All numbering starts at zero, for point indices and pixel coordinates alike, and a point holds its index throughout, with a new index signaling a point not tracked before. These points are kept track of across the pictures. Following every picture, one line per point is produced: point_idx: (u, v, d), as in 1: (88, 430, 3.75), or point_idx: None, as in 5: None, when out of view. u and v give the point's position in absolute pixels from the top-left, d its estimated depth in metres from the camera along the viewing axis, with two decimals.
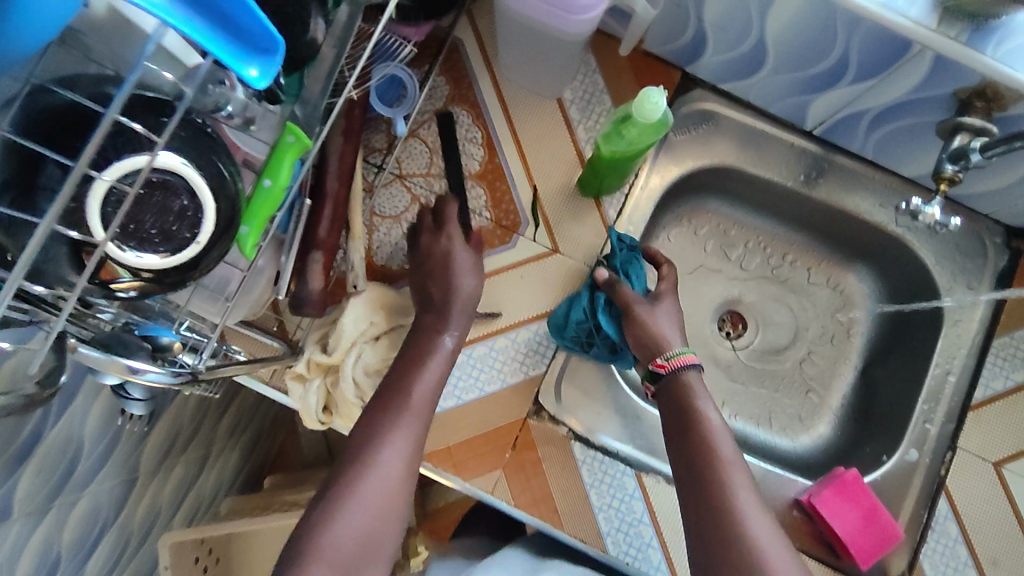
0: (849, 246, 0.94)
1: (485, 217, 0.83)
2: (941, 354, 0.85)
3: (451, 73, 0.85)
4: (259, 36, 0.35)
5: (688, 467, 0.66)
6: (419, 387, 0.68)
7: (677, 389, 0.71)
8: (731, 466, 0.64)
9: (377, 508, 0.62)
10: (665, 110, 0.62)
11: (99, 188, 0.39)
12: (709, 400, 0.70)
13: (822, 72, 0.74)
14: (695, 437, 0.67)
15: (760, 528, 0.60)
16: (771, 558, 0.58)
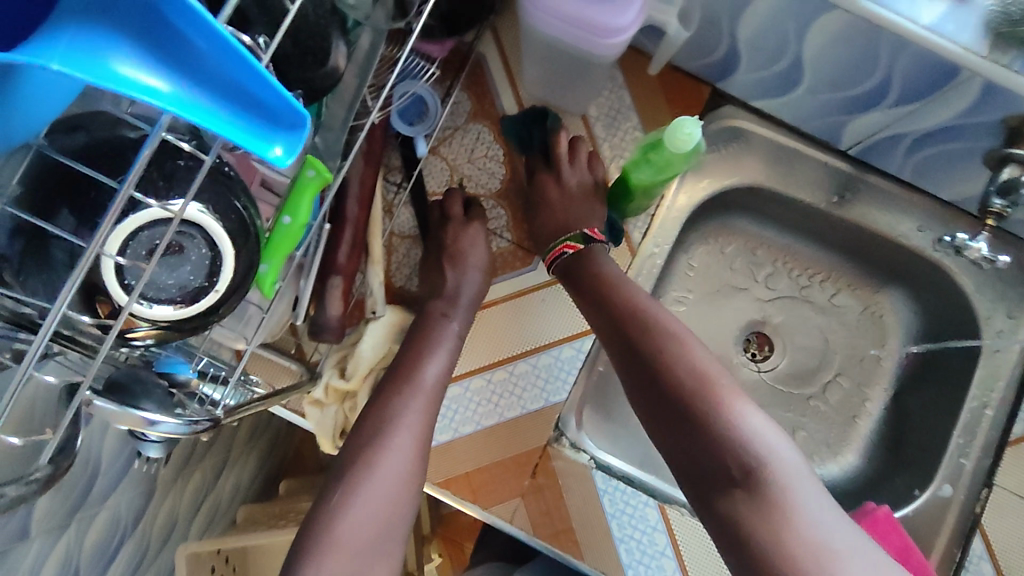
0: (880, 267, 0.91)
1: (506, 237, 0.82)
2: (978, 386, 0.82)
3: (473, 89, 0.82)
4: (283, 110, 0.29)
5: (604, 322, 0.66)
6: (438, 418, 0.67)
7: (564, 268, 0.72)
8: (642, 307, 0.64)
9: (382, 550, 0.60)
10: (699, 140, 0.59)
11: (116, 240, 0.38)
12: (609, 260, 0.71)
13: (862, 93, 0.71)
14: (603, 294, 0.67)
15: (680, 348, 0.60)
16: (703, 369, 0.58)
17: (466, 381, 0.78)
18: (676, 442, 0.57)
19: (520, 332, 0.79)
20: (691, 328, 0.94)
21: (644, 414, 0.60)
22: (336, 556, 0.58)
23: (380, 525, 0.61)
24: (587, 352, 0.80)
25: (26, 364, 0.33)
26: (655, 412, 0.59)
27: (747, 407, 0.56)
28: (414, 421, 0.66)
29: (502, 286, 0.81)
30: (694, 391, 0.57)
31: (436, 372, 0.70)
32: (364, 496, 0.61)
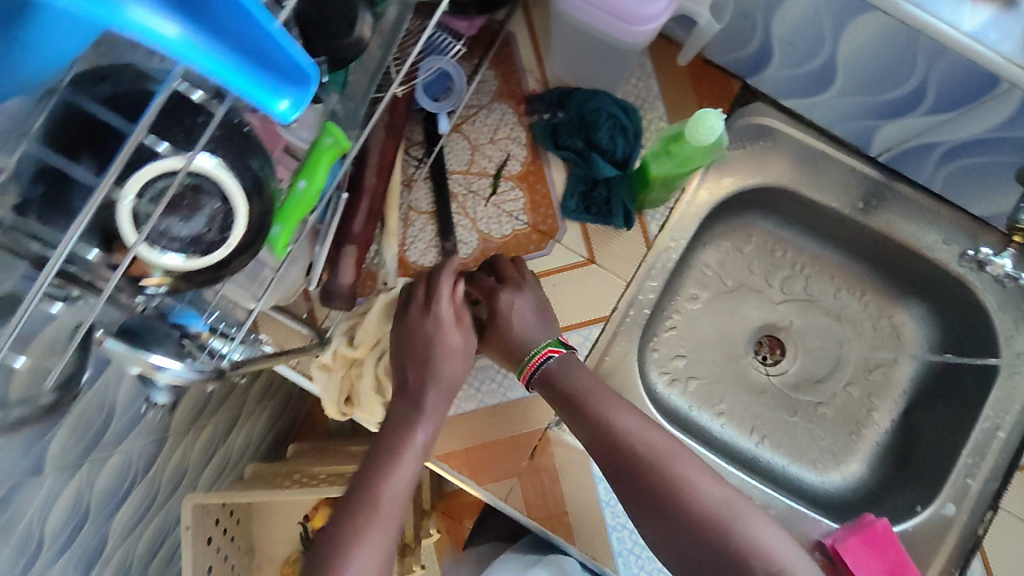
0: (902, 278, 0.89)
1: (522, 220, 0.81)
2: (992, 407, 0.80)
3: (500, 67, 0.83)
4: (292, 69, 0.33)
5: (600, 449, 0.67)
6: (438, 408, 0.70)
7: (553, 385, 0.70)
8: (628, 424, 0.67)
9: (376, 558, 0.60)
10: (720, 135, 0.59)
11: (131, 188, 0.38)
12: (580, 365, 0.72)
13: (896, 98, 0.69)
14: (597, 418, 0.67)
15: (687, 466, 0.64)
16: (700, 486, 0.63)
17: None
18: (690, 560, 0.62)
19: None
20: (702, 327, 0.93)
21: (656, 533, 0.63)
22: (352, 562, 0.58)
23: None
24: (594, 340, 0.80)
25: (32, 294, 0.35)
26: (667, 539, 0.62)
27: (760, 522, 0.62)
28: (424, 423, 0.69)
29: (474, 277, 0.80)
30: (707, 517, 0.61)
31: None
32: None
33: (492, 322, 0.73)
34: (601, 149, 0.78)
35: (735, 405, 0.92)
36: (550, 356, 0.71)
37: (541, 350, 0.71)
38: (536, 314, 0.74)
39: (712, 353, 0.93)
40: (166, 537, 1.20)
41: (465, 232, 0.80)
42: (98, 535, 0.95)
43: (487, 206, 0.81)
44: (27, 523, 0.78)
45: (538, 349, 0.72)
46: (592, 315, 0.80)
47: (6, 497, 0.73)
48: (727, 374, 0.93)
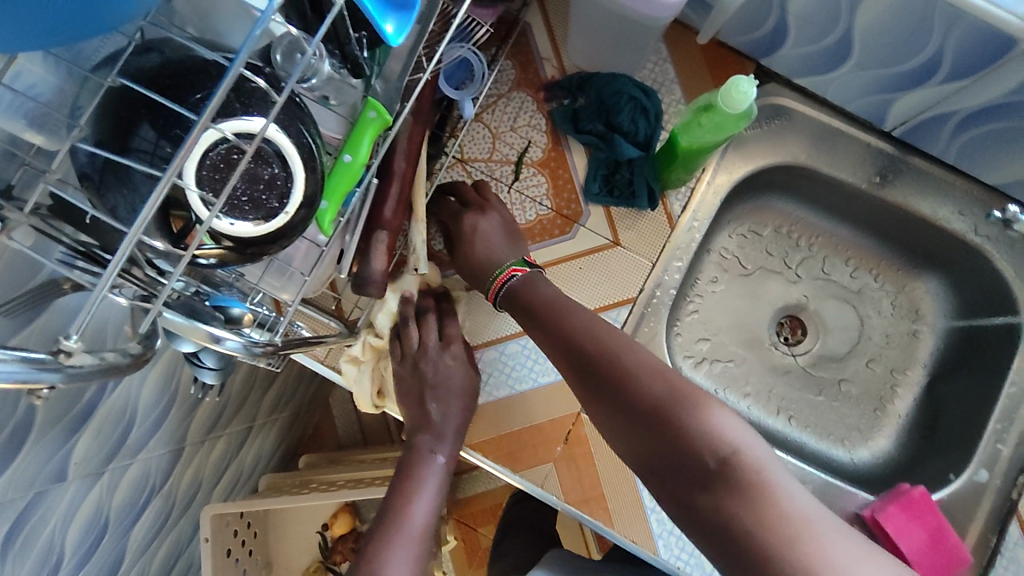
0: (918, 252, 0.91)
1: (545, 205, 0.81)
2: (1017, 372, 0.81)
3: (518, 56, 0.84)
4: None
5: (557, 348, 0.65)
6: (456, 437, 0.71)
7: (518, 294, 0.71)
8: (579, 322, 0.65)
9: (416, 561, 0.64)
10: (752, 102, 0.61)
11: (202, 141, 0.39)
12: (542, 281, 0.72)
13: (910, 70, 0.71)
14: (553, 319, 0.66)
15: (643, 357, 0.61)
16: (647, 373, 0.60)
17: (500, 346, 0.78)
18: (639, 448, 0.58)
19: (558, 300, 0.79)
20: (724, 309, 0.94)
21: (610, 426, 0.61)
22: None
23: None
24: (623, 322, 0.80)
25: (133, 234, 0.35)
26: (619, 429, 0.60)
27: (711, 405, 0.57)
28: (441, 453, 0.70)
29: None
30: (655, 402, 0.58)
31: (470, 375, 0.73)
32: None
33: (468, 254, 0.75)
34: (623, 131, 0.79)
35: (760, 387, 0.92)
36: (515, 275, 0.72)
37: (506, 270, 0.72)
38: (506, 240, 0.75)
39: (735, 336, 0.94)
40: (181, 554, 1.17)
41: None
42: (117, 550, 0.92)
43: (510, 193, 0.82)
44: (49, 535, 0.75)
45: (503, 268, 0.73)
46: (620, 297, 0.80)
47: (29, 508, 0.70)
48: (750, 356, 0.94)
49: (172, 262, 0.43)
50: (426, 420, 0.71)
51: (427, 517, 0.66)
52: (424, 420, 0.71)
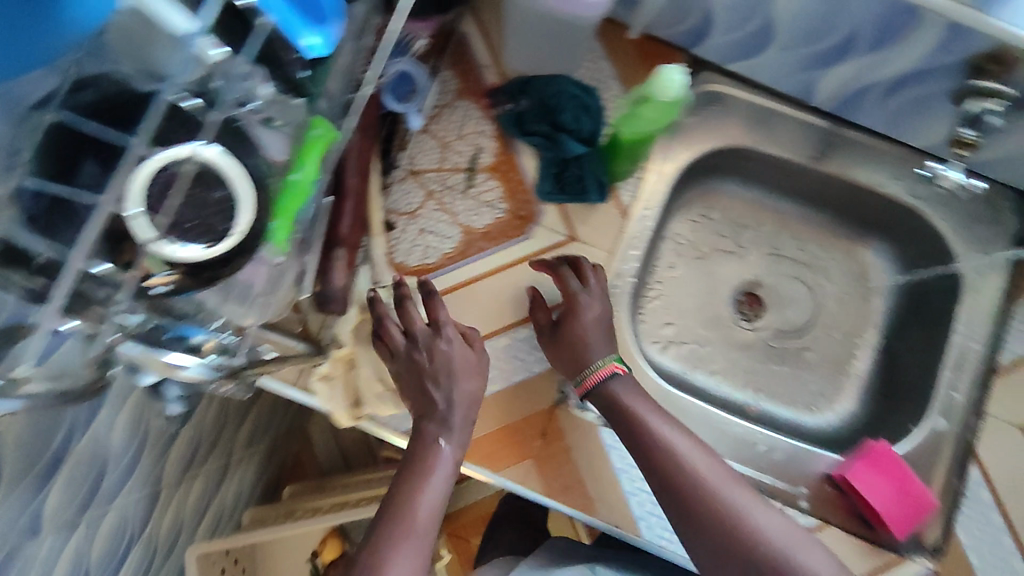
0: (860, 218, 0.95)
1: (501, 207, 0.83)
2: (963, 321, 0.84)
3: (457, 67, 0.86)
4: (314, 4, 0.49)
5: (643, 461, 0.69)
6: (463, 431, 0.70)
7: (609, 399, 0.73)
8: (684, 454, 0.68)
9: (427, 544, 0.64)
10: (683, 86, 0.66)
11: (149, 166, 0.41)
12: (634, 393, 0.73)
13: (830, 46, 0.75)
14: (658, 448, 0.69)
15: (720, 473, 0.67)
16: (752, 516, 0.65)
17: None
18: None
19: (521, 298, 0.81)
20: (684, 292, 0.97)
21: (701, 552, 0.66)
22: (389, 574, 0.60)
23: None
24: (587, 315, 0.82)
25: (76, 255, 0.37)
26: (714, 557, 0.65)
27: (810, 553, 0.64)
28: (455, 445, 0.69)
29: (458, 271, 0.81)
30: (763, 549, 0.64)
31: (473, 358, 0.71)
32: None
33: (559, 330, 0.76)
34: (569, 130, 0.80)
35: (726, 364, 0.95)
36: (614, 372, 0.74)
37: (608, 364, 0.74)
38: (604, 334, 0.77)
39: (697, 317, 0.96)
40: None
41: (445, 226, 0.82)
42: None
43: (465, 199, 0.83)
44: None
45: (602, 364, 0.74)
46: None
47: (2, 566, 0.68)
48: (715, 336, 0.96)
49: (124, 296, 0.41)
50: (429, 408, 0.69)
51: (431, 506, 0.65)
52: (428, 409, 0.69)
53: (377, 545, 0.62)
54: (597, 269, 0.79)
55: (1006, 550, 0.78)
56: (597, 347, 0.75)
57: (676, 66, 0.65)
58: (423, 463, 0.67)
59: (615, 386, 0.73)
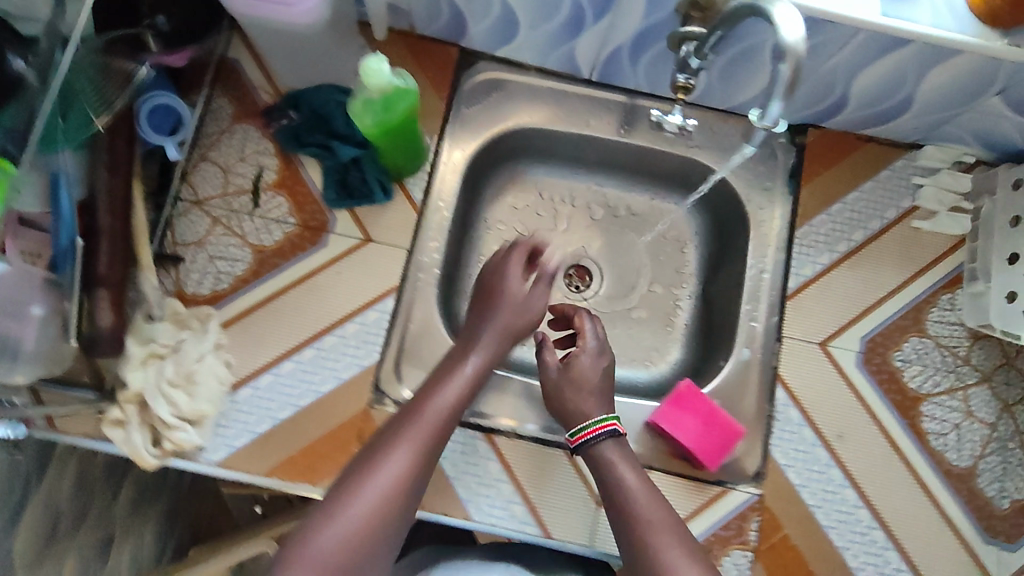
0: (666, 178, 0.98)
1: (290, 222, 0.82)
2: (753, 255, 0.88)
3: (231, 92, 0.85)
4: None
5: (617, 521, 0.70)
6: (500, 342, 0.77)
7: (596, 458, 0.74)
8: (653, 527, 0.67)
9: (440, 440, 0.67)
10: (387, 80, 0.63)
11: None
12: (630, 463, 0.73)
13: (565, 20, 0.78)
14: (631, 521, 0.68)
15: (667, 542, 0.65)
16: None
17: (274, 368, 0.79)
18: None
19: (321, 307, 0.81)
20: None
21: None
22: (371, 480, 0.61)
23: (371, 555, 0.59)
24: (392, 313, 0.82)
25: None
26: None
27: None
28: (485, 345, 0.75)
29: (253, 292, 0.81)
30: None
31: (522, 298, 0.79)
32: (344, 524, 0.59)
33: (564, 383, 0.79)
34: (341, 136, 0.82)
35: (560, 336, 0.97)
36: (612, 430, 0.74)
37: (604, 421, 0.75)
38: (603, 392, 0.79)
39: None
40: None
41: (235, 250, 0.81)
42: None
43: (253, 220, 0.82)
44: None
45: (599, 420, 0.75)
46: (382, 288, 0.82)
47: None
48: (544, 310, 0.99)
49: None
50: (473, 330, 0.76)
51: (443, 413, 0.68)
52: (471, 328, 0.77)
53: (378, 445, 0.65)
54: (598, 327, 0.84)
55: (822, 463, 0.81)
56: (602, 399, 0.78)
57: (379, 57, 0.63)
58: (445, 372, 0.72)
59: (607, 448, 0.74)
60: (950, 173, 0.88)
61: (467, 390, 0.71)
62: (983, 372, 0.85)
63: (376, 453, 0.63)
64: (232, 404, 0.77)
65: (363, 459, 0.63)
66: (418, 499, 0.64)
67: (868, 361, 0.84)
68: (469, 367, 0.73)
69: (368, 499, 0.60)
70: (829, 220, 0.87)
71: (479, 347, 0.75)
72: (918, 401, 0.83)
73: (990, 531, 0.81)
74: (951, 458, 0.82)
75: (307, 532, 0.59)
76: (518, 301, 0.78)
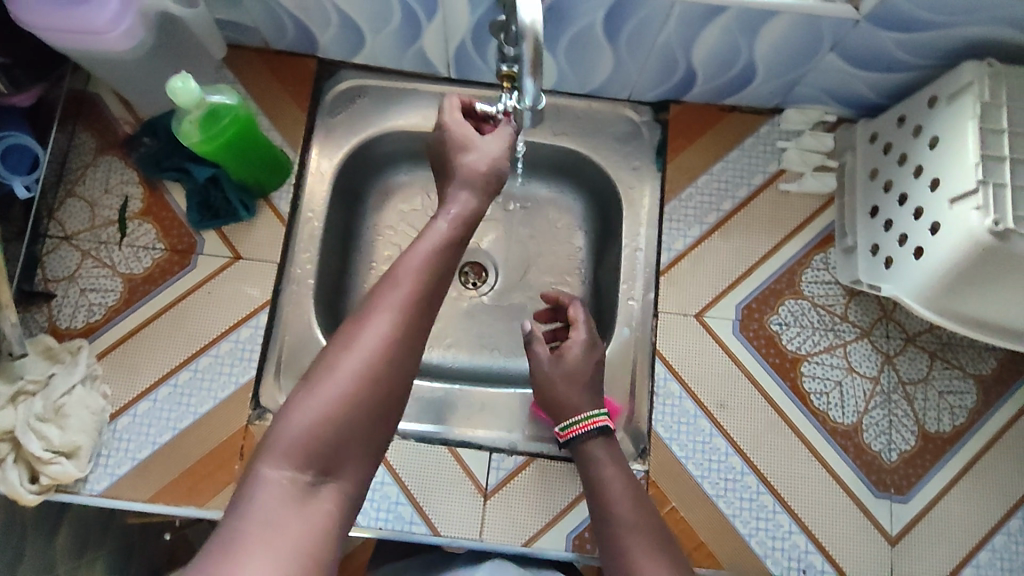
0: (546, 167, 0.98)
1: (159, 247, 0.83)
2: (627, 233, 0.88)
3: (93, 126, 0.86)
4: None
5: (597, 522, 0.67)
6: (477, 190, 0.66)
7: (585, 456, 0.70)
8: (642, 538, 0.63)
9: (429, 300, 0.57)
10: (194, 94, 0.68)
11: None
12: (615, 464, 0.69)
13: (401, 20, 0.80)
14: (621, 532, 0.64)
15: (640, 548, 0.63)
16: None
17: (152, 394, 0.79)
18: None
19: (193, 328, 0.81)
20: None
21: None
22: (350, 353, 0.53)
23: (361, 434, 0.52)
24: (266, 327, 0.83)
25: None
26: None
27: None
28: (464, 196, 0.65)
29: (126, 320, 0.81)
30: None
31: (486, 156, 0.67)
32: (329, 399, 0.52)
33: (553, 375, 0.73)
34: (195, 156, 0.83)
35: (456, 335, 0.96)
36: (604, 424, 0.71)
37: (597, 416, 0.71)
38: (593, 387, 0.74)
39: None
40: None
41: (106, 280, 0.82)
42: None
43: (122, 250, 0.83)
44: None
45: (592, 414, 0.71)
46: (255, 304, 0.83)
47: None
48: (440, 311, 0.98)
49: None
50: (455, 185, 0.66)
51: (426, 266, 0.58)
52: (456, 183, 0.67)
53: (357, 314, 0.56)
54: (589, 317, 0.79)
55: (704, 433, 0.82)
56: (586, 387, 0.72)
57: (187, 74, 0.69)
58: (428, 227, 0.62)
59: (596, 446, 0.70)
60: (812, 134, 0.89)
61: (452, 243, 0.61)
62: (862, 327, 0.85)
63: (354, 324, 0.55)
64: (112, 433, 0.78)
65: (341, 335, 0.55)
66: (413, 364, 0.55)
67: (745, 327, 0.85)
68: (445, 217, 0.63)
69: (348, 376, 0.52)
70: (696, 193, 0.89)
71: (450, 203, 0.64)
72: (797, 362, 0.84)
73: (881, 486, 0.81)
74: (834, 416, 0.83)
75: (282, 419, 0.52)
76: (482, 159, 0.67)
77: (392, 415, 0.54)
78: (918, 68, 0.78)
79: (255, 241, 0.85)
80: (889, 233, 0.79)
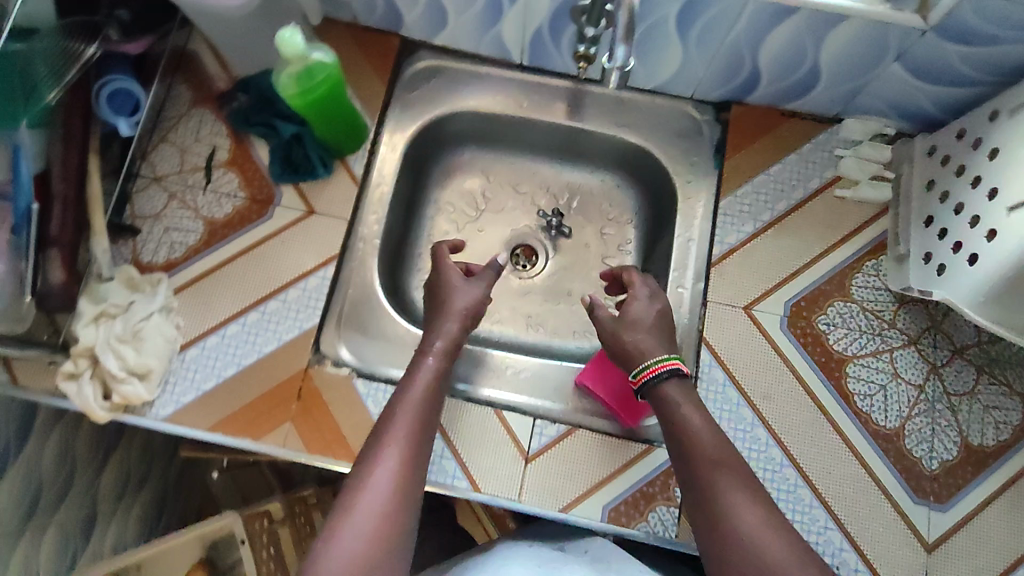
0: (604, 159, 1.02)
1: (240, 196, 0.89)
2: (681, 225, 0.92)
3: (189, 80, 0.93)
4: None
5: (679, 463, 0.68)
6: (453, 305, 0.80)
7: (662, 399, 0.71)
8: (719, 472, 0.64)
9: (422, 441, 0.68)
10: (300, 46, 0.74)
11: None
12: (690, 404, 0.70)
13: (485, 4, 0.86)
14: (699, 466, 0.66)
15: (722, 481, 0.64)
16: (766, 544, 0.59)
17: (220, 330, 0.84)
18: None
19: (264, 273, 0.86)
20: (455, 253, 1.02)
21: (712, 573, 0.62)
22: (362, 495, 0.63)
23: (385, 564, 0.60)
24: (331, 279, 0.87)
25: None
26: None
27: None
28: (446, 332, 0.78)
29: (204, 260, 0.86)
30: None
31: (466, 298, 0.81)
32: (353, 539, 0.60)
33: (619, 327, 0.78)
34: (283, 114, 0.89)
35: (505, 310, 0.99)
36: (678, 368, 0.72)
37: (670, 360, 0.73)
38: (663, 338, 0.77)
39: None
40: None
41: (188, 221, 0.87)
42: None
43: (206, 195, 0.88)
44: None
45: (663, 359, 0.73)
46: (323, 256, 0.87)
47: None
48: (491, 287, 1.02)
49: None
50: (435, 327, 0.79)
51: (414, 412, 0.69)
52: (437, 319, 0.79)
53: (363, 461, 0.66)
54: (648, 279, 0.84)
55: (745, 421, 0.83)
56: (639, 356, 0.74)
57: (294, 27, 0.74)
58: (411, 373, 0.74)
59: (671, 388, 0.71)
60: (871, 144, 0.92)
61: (438, 379, 0.74)
62: (909, 335, 0.87)
63: (361, 474, 0.64)
64: (180, 363, 0.82)
65: (350, 484, 0.64)
66: (418, 497, 0.65)
67: (792, 324, 0.87)
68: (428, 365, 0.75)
69: (365, 517, 0.61)
70: (752, 190, 0.91)
71: (436, 337, 0.77)
72: (843, 362, 0.86)
73: (919, 492, 0.82)
74: (876, 419, 0.84)
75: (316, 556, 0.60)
76: (463, 298, 0.81)
77: (408, 545, 0.63)
78: (978, 84, 0.80)
79: (328, 198, 0.90)
80: (943, 242, 0.81)
